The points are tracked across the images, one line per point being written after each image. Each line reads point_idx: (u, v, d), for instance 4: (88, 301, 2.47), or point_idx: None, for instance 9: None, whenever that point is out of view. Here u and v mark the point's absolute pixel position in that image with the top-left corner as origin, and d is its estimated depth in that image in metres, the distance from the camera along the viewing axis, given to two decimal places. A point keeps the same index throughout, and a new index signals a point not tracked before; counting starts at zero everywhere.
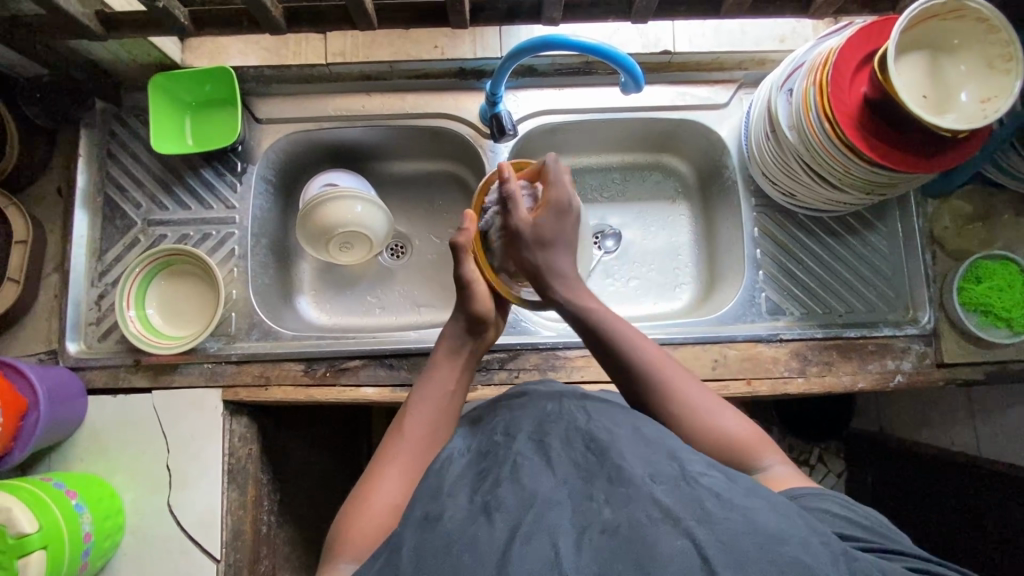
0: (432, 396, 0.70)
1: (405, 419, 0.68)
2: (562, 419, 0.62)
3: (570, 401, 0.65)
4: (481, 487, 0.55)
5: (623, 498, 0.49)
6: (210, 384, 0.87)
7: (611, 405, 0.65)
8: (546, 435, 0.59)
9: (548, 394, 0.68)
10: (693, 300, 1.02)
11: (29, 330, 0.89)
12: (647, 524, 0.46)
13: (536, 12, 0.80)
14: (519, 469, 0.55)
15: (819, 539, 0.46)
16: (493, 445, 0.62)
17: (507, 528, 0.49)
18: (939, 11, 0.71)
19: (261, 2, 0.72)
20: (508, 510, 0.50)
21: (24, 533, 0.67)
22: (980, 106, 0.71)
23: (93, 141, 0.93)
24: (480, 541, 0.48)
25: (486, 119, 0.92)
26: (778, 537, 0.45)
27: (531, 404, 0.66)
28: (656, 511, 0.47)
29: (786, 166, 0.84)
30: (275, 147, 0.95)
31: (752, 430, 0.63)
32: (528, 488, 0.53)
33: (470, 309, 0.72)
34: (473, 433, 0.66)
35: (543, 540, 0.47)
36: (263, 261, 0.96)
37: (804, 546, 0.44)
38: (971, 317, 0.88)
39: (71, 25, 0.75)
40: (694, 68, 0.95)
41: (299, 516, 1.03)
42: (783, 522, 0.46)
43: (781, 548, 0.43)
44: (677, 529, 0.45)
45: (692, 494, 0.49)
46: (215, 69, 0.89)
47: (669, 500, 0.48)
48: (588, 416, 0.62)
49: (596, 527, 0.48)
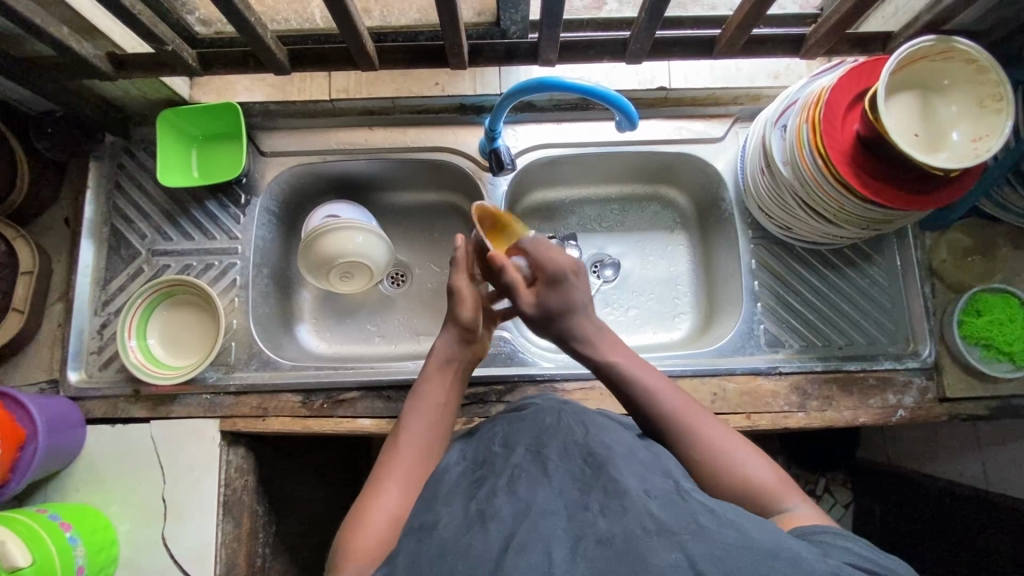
0: (429, 408, 0.69)
1: (402, 429, 0.67)
2: (559, 432, 0.61)
3: (568, 414, 0.64)
4: (477, 496, 0.55)
5: (618, 510, 0.49)
6: (208, 415, 0.87)
7: (610, 421, 0.65)
8: (544, 447, 0.59)
9: (548, 407, 0.67)
10: (692, 330, 1.02)
11: (32, 359, 0.90)
12: (641, 536, 0.45)
13: (533, 54, 0.83)
14: (516, 482, 0.55)
15: (818, 556, 0.44)
16: (490, 456, 0.62)
17: (502, 538, 0.48)
18: (928, 52, 0.72)
19: (265, 45, 0.75)
20: (503, 520, 0.50)
21: (17, 566, 0.67)
22: (971, 145, 0.72)
23: (102, 173, 0.95)
24: (473, 551, 0.47)
25: (485, 153, 0.94)
26: (772, 552, 0.43)
27: (529, 417, 0.65)
28: (651, 524, 0.47)
29: (782, 201, 0.85)
30: (279, 180, 0.97)
31: (780, 475, 0.59)
32: (523, 499, 0.52)
33: (460, 317, 0.73)
34: (471, 443, 0.66)
35: (537, 550, 0.46)
36: (264, 290, 0.97)
37: (798, 560, 0.42)
38: (973, 350, 0.87)
39: (85, 66, 0.77)
40: (690, 103, 0.97)
41: (296, 549, 1.02)
42: (778, 538, 0.45)
43: (775, 562, 0.42)
44: (671, 542, 0.44)
45: (686, 508, 0.48)
46: (222, 105, 0.91)
47: (662, 513, 0.48)
48: (586, 430, 0.61)
49: (590, 538, 0.47)
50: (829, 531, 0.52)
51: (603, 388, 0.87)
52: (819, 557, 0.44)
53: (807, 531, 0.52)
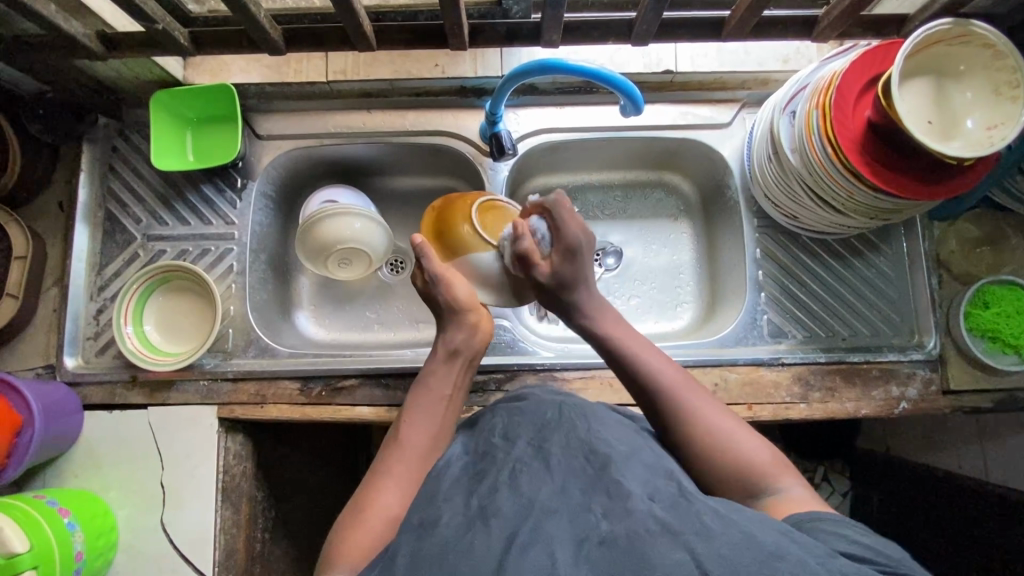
0: (430, 402, 0.67)
1: (405, 424, 0.65)
2: (561, 427, 0.60)
3: (569, 407, 0.63)
4: (478, 489, 0.54)
5: (621, 512, 0.48)
6: (206, 401, 0.87)
7: (609, 416, 0.64)
8: (546, 442, 0.58)
9: (549, 400, 0.65)
10: (694, 320, 1.01)
11: (28, 344, 0.89)
12: (645, 537, 0.45)
13: (536, 35, 0.80)
14: (519, 477, 0.54)
15: (822, 560, 0.43)
16: (490, 449, 0.60)
17: (503, 538, 0.48)
18: (945, 36, 0.70)
19: (259, 25, 0.72)
20: (505, 517, 0.50)
21: (15, 552, 0.67)
22: (985, 134, 0.70)
23: (95, 156, 0.93)
24: (476, 551, 0.47)
25: (486, 138, 0.92)
26: (777, 554, 0.42)
27: (530, 410, 0.64)
28: (655, 523, 0.46)
29: (788, 189, 0.83)
30: (276, 163, 0.95)
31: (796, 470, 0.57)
32: (527, 495, 0.52)
33: (454, 292, 0.71)
34: (473, 435, 0.65)
35: (540, 550, 0.45)
36: (261, 276, 0.95)
37: (805, 563, 0.42)
38: (978, 343, 0.86)
39: (73, 45, 0.75)
40: (697, 87, 0.95)
41: (295, 532, 1.03)
42: (782, 541, 0.44)
43: (779, 567, 0.41)
44: (674, 542, 0.44)
45: (690, 507, 0.48)
46: (216, 86, 0.89)
47: (666, 513, 0.47)
48: (587, 424, 0.60)
49: (593, 539, 0.46)
50: (831, 518, 0.51)
51: (603, 378, 0.87)
52: (823, 558, 0.43)
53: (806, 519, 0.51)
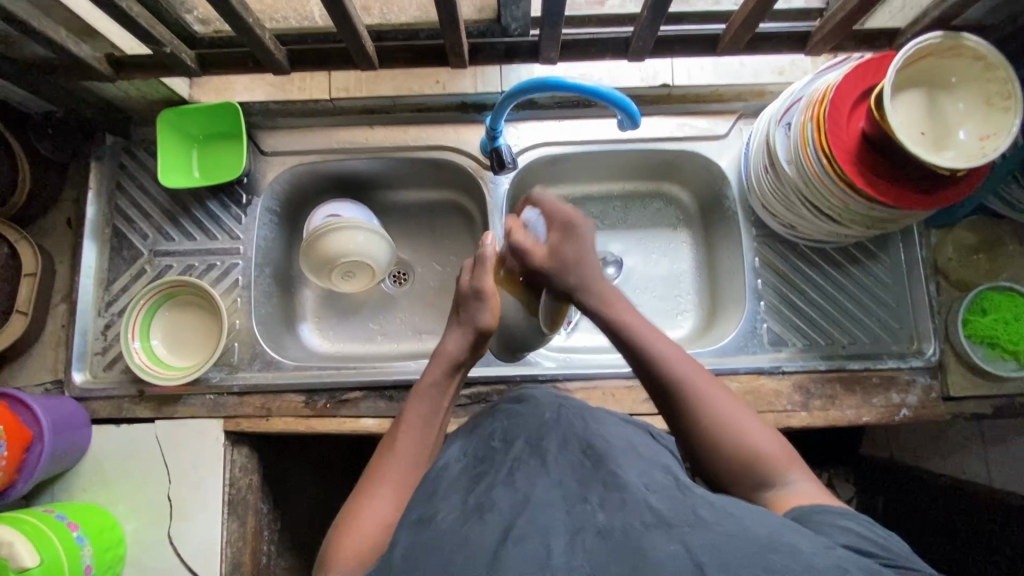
0: (430, 412, 0.67)
1: (401, 433, 0.65)
2: (559, 426, 0.61)
3: (568, 410, 0.64)
4: (475, 489, 0.55)
5: (617, 502, 0.49)
6: (212, 414, 0.88)
7: (611, 418, 0.65)
8: (542, 441, 0.59)
9: (548, 402, 0.67)
10: (695, 328, 1.01)
11: (36, 360, 0.90)
12: (640, 530, 0.45)
13: (534, 52, 0.82)
14: (516, 475, 0.55)
15: (818, 546, 0.44)
16: (490, 452, 0.61)
17: (499, 530, 0.48)
18: (936, 49, 0.71)
19: (264, 46, 0.74)
20: (501, 511, 0.50)
21: (26, 567, 0.68)
22: (979, 144, 0.71)
23: (103, 174, 0.95)
24: (472, 540, 0.47)
25: (486, 152, 0.93)
26: (773, 545, 0.43)
27: (529, 413, 0.65)
28: (650, 516, 0.47)
29: (785, 199, 0.84)
30: (281, 178, 0.97)
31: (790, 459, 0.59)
32: (523, 491, 0.52)
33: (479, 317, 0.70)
34: (471, 438, 0.66)
35: (536, 541, 0.46)
36: (266, 290, 0.97)
37: (799, 553, 0.42)
38: (977, 349, 0.86)
39: (82, 68, 0.77)
40: (693, 100, 0.96)
41: (299, 545, 1.03)
42: (777, 530, 0.45)
43: (775, 556, 0.42)
44: (670, 534, 0.44)
45: (686, 500, 0.49)
46: (222, 104, 0.91)
47: (661, 505, 0.48)
48: (585, 424, 0.61)
49: (590, 529, 0.46)
50: (827, 511, 0.52)
51: (605, 388, 0.88)
52: (822, 551, 0.44)
53: (808, 513, 0.52)
